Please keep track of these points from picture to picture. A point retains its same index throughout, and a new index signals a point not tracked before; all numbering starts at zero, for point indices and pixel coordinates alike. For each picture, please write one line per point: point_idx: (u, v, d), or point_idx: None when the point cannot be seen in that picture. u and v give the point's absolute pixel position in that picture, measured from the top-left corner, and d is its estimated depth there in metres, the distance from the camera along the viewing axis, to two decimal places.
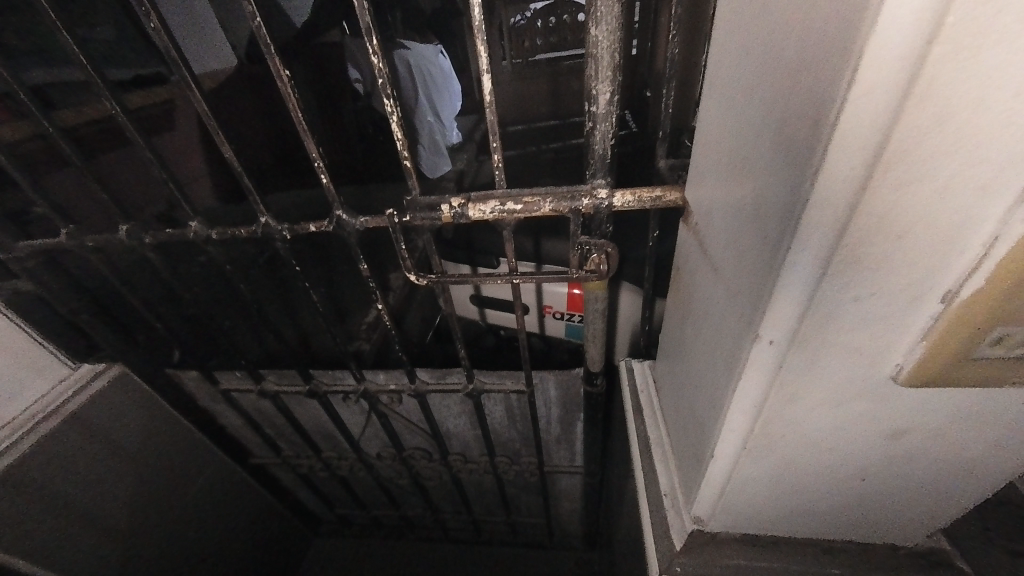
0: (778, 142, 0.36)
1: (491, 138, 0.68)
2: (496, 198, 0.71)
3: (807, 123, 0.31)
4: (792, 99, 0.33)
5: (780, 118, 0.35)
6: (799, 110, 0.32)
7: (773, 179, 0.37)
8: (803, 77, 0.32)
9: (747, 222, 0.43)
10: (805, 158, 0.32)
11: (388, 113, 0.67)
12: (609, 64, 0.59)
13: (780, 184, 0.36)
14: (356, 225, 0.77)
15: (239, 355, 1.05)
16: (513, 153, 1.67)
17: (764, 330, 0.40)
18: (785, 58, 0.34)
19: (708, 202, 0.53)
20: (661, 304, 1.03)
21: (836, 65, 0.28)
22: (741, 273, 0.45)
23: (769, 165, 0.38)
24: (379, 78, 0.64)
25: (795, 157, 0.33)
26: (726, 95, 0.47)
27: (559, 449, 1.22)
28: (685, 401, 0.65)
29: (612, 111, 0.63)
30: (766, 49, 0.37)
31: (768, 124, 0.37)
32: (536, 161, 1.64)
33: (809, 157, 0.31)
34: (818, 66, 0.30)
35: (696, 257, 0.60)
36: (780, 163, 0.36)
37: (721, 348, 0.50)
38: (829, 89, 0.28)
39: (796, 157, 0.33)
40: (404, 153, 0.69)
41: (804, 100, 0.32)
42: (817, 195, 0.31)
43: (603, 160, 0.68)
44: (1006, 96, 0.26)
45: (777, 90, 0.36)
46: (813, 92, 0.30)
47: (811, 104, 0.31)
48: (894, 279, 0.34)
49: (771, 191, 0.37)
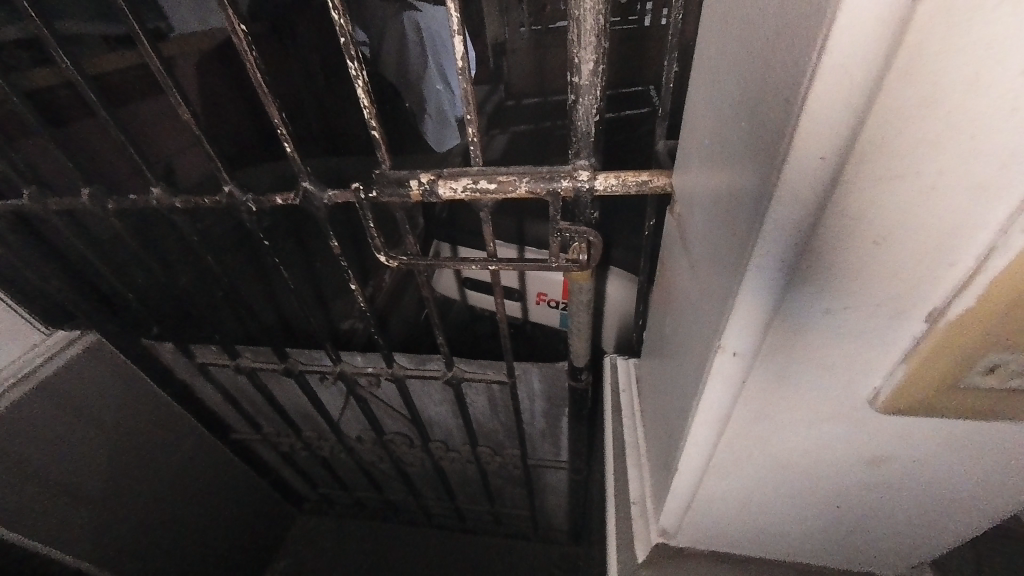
0: (754, 121, 0.30)
1: (465, 107, 0.62)
2: (470, 175, 0.66)
3: (778, 98, 0.26)
4: (768, 66, 0.27)
5: (758, 89, 0.29)
6: (773, 82, 0.27)
7: (747, 167, 0.31)
8: (778, 43, 0.26)
9: (722, 214, 0.37)
10: (773, 140, 0.26)
11: (353, 77, 0.62)
12: (594, 27, 0.52)
13: (753, 172, 0.30)
14: (323, 198, 0.73)
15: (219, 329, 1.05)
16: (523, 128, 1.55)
17: (728, 340, 0.34)
18: (767, 15, 0.28)
19: (691, 190, 0.48)
20: None
21: (808, 26, 0.22)
22: (714, 273, 0.40)
23: (745, 148, 0.32)
24: (341, 36, 0.59)
25: (766, 140, 0.28)
26: (713, 66, 0.40)
27: (544, 443, 1.21)
28: (661, 407, 0.61)
29: (598, 83, 0.57)
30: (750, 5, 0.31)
31: (747, 101, 0.31)
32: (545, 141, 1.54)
33: (776, 141, 0.26)
34: (794, 25, 0.24)
35: (678, 251, 0.55)
36: (755, 146, 0.30)
37: (693, 353, 0.45)
38: (800, 56, 0.23)
39: (765, 139, 0.28)
40: (371, 123, 0.65)
41: (778, 70, 0.26)
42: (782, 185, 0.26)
43: (587, 139, 0.62)
44: (1014, 72, 0.20)
45: (756, 59, 0.30)
46: (785, 61, 0.25)
47: (781, 74, 0.25)
48: (873, 292, 0.29)
49: (745, 180, 0.32)
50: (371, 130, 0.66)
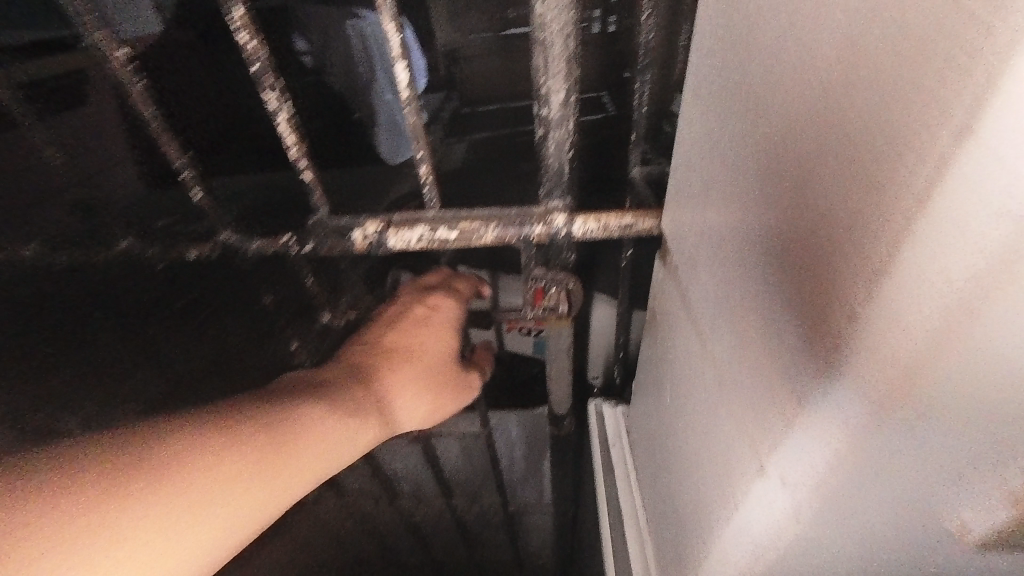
0: (806, 202, 0.23)
1: (415, 144, 0.53)
2: (426, 222, 0.56)
3: (864, 191, 0.19)
4: (834, 141, 0.20)
5: (810, 165, 0.22)
6: (848, 163, 0.19)
7: (795, 257, 0.24)
8: (855, 115, 0.19)
9: (749, 299, 0.29)
10: (863, 244, 0.19)
11: (273, 109, 0.52)
12: (564, 53, 0.44)
13: (810, 270, 0.23)
14: (248, 248, 0.62)
15: (158, 379, 0.71)
16: None
17: (777, 462, 0.27)
18: (824, 70, 0.21)
19: (693, 245, 0.40)
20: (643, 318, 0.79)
21: (942, 109, 0.15)
22: (740, 365, 0.32)
23: (787, 232, 0.25)
24: (254, 65, 0.48)
25: (837, 238, 0.20)
26: (715, 112, 0.33)
27: (525, 488, 1.12)
28: (662, 481, 0.53)
29: (570, 115, 0.48)
30: (782, 51, 0.24)
31: (787, 172, 0.24)
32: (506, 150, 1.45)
33: (874, 248, 0.18)
34: (892, 98, 0.17)
35: (675, 310, 0.46)
36: (808, 237, 0.23)
37: (713, 448, 0.37)
38: (924, 143, 0.16)
39: (837, 235, 0.20)
40: (301, 163, 0.55)
41: (859, 150, 0.19)
42: (883, 305, 0.19)
43: (560, 177, 0.53)
44: None
45: (805, 124, 0.22)
46: (875, 143, 0.18)
47: (867, 161, 0.18)
48: (991, 434, 0.20)
49: (793, 274, 0.24)
50: (301, 171, 0.56)
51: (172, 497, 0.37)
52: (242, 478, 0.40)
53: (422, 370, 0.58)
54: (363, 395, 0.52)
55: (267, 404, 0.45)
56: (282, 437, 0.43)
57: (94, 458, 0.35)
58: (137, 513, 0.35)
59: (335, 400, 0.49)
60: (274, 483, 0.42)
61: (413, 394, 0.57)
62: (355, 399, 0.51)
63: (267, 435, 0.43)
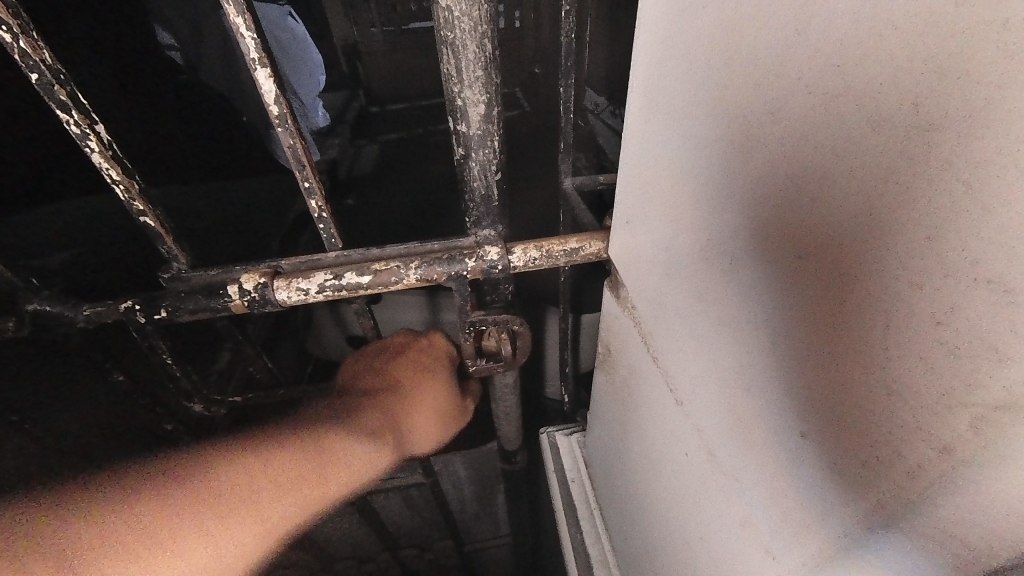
0: (835, 281, 0.17)
1: (299, 172, 0.41)
2: (325, 267, 0.45)
3: (977, 287, 0.12)
4: (893, 210, 0.14)
5: (843, 234, 0.16)
6: (944, 239, 0.13)
7: (821, 348, 0.18)
8: (938, 177, 0.13)
9: (749, 374, 0.23)
10: (974, 361, 0.13)
11: (77, 136, 0.36)
12: (479, 57, 0.35)
13: (851, 369, 0.17)
14: (77, 320, 0.45)
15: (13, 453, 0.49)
16: (392, 138, 1.35)
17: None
18: (875, 103, 0.14)
19: (657, 288, 0.33)
20: (590, 319, 0.76)
21: None
22: (741, 451, 0.25)
23: (805, 314, 0.19)
24: (33, 73, 0.33)
25: (913, 341, 0.14)
26: (671, 140, 0.27)
27: (479, 523, 1.05)
28: (640, 539, 0.47)
29: (493, 131, 0.40)
30: (775, 72, 0.18)
31: (800, 237, 0.18)
32: (421, 147, 1.33)
33: (1003, 371, 0.12)
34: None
35: (637, 359, 0.39)
36: (843, 326, 0.17)
37: (716, 539, 0.30)
38: None
39: (912, 338, 0.14)
40: (136, 206, 0.40)
41: (958, 227, 0.13)
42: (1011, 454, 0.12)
43: (488, 203, 0.44)
44: None
45: (830, 179, 0.16)
46: (994, 223, 0.12)
47: (977, 246, 0.12)
48: None
49: (821, 370, 0.18)
50: (140, 216, 0.41)
51: (213, 513, 0.41)
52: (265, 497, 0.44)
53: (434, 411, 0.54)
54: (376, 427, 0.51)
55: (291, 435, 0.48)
56: (305, 460, 0.47)
57: (143, 481, 0.41)
58: (196, 527, 0.40)
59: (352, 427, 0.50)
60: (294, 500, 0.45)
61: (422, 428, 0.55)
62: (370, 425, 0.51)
63: (294, 456, 0.46)
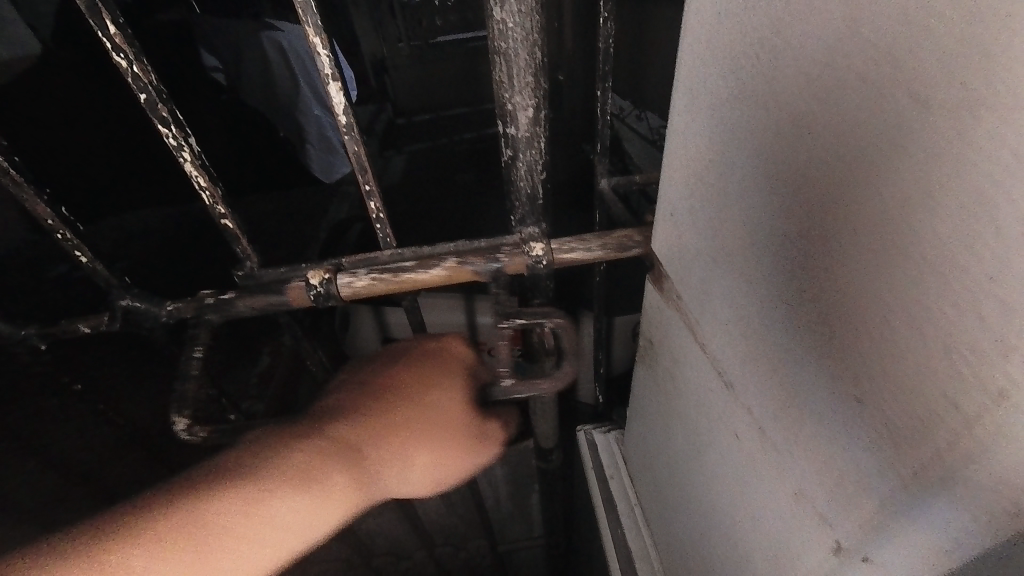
0: (891, 258, 0.18)
1: (361, 176, 0.44)
2: (382, 264, 0.48)
3: (980, 250, 0.15)
4: (944, 179, 0.16)
5: (897, 213, 0.18)
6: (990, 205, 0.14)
7: (863, 317, 0.20)
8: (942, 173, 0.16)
9: (801, 347, 0.24)
10: (985, 317, 0.15)
11: (173, 148, 0.41)
12: (527, 63, 0.38)
13: (881, 334, 0.19)
14: (161, 314, 0.50)
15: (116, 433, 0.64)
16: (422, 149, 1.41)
17: (864, 544, 0.23)
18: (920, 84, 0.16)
19: (703, 274, 0.34)
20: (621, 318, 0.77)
21: None
22: (792, 424, 0.26)
23: (874, 279, 0.19)
24: (139, 92, 0.38)
25: (928, 302, 0.17)
26: (709, 139, 0.30)
27: (513, 523, 1.07)
28: (684, 528, 0.48)
29: (539, 133, 0.42)
30: (842, 47, 0.18)
31: (851, 211, 0.20)
32: (451, 157, 1.38)
33: None
34: (998, 149, 0.14)
35: (683, 347, 0.41)
36: (875, 295, 0.19)
37: (767, 516, 0.31)
38: None
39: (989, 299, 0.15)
40: (218, 210, 0.45)
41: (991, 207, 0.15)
42: None
43: (532, 202, 0.47)
44: None
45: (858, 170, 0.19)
46: (989, 204, 0.14)
47: (977, 222, 0.15)
48: None
49: (858, 341, 0.21)
50: (221, 218, 0.46)
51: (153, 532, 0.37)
52: (237, 537, 0.38)
53: (431, 425, 0.47)
54: (359, 446, 0.45)
55: (260, 449, 0.42)
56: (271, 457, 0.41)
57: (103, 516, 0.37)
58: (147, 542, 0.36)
59: (325, 438, 0.44)
60: (292, 522, 0.40)
61: (428, 443, 0.46)
62: (351, 439, 0.44)
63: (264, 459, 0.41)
